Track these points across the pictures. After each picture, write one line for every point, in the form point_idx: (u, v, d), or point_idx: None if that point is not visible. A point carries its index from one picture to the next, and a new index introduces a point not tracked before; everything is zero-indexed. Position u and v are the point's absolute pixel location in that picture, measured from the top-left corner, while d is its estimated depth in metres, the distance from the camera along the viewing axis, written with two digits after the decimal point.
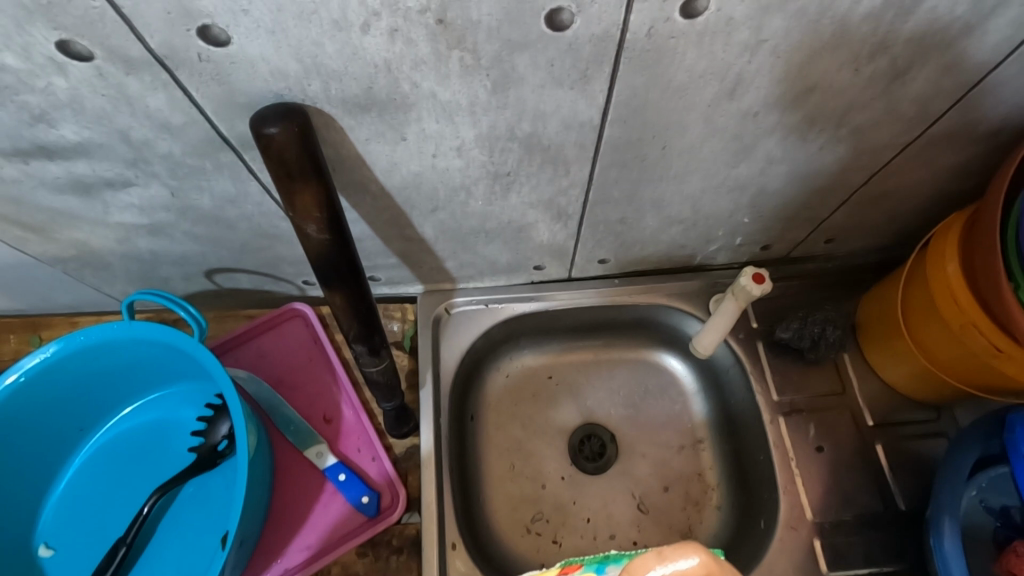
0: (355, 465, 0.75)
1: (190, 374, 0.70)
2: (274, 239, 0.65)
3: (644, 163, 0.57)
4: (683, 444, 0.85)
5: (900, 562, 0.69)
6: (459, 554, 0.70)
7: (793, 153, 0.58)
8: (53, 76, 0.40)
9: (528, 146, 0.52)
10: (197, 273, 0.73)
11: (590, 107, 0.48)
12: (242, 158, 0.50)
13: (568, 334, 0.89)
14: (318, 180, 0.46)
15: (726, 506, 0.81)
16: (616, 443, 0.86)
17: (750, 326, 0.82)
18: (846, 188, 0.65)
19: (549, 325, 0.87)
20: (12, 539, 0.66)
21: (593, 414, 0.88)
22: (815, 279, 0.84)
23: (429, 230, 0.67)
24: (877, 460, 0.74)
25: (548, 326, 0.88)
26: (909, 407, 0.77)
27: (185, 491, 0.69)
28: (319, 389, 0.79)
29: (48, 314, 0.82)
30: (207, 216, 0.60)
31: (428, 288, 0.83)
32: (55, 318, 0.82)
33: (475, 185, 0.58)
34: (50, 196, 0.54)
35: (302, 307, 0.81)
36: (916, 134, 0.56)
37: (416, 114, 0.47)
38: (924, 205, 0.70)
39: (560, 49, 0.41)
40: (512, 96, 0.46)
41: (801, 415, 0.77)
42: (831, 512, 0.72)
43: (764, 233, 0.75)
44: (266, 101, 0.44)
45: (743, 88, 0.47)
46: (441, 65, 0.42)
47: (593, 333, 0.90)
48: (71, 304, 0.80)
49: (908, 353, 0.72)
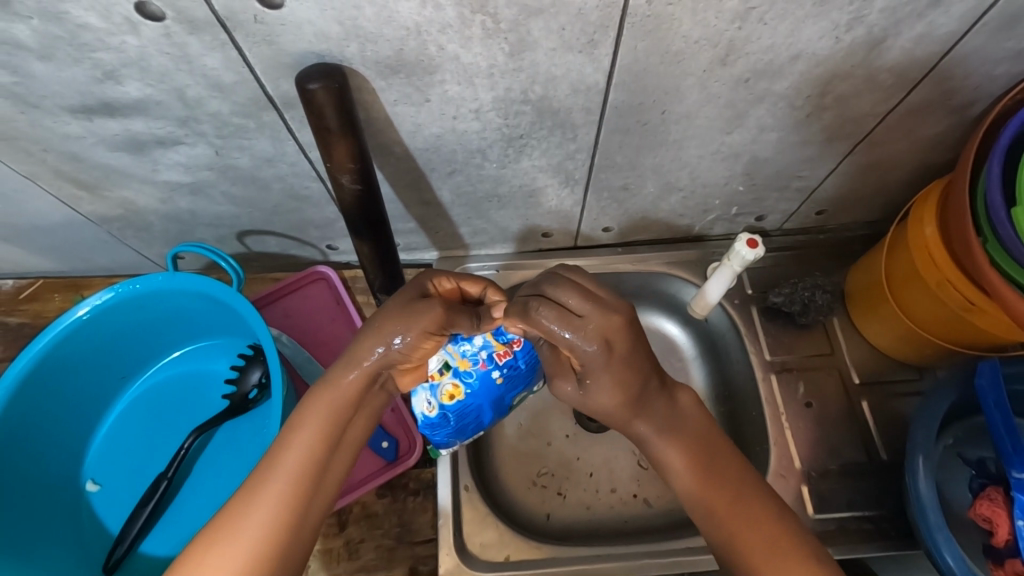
0: None
1: (225, 325, 0.76)
2: (304, 201, 0.71)
3: (645, 128, 0.62)
4: None
5: (881, 508, 0.74)
6: (471, 497, 0.76)
7: (783, 120, 0.63)
8: (126, 35, 0.46)
9: (540, 109, 0.58)
10: (230, 235, 0.78)
11: (597, 71, 0.53)
12: (282, 118, 0.56)
13: None
14: (353, 134, 0.52)
15: None
16: None
17: (745, 293, 0.87)
18: (833, 157, 0.70)
19: None
20: (63, 473, 0.72)
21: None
22: (806, 250, 0.89)
23: (446, 194, 0.73)
24: (863, 417, 0.79)
25: None
26: (893, 368, 0.82)
27: (220, 433, 0.75)
28: (341, 345, 0.84)
29: (88, 276, 0.88)
30: (245, 175, 0.65)
31: (442, 255, 0.89)
32: (96, 280, 0.88)
33: (490, 148, 0.63)
34: (106, 153, 0.60)
35: (326, 270, 0.86)
36: (896, 102, 0.61)
37: (440, 77, 0.52)
38: (907, 176, 0.75)
39: (570, 15, 0.47)
40: (526, 60, 0.51)
41: (791, 373, 0.82)
42: (818, 462, 0.77)
43: (758, 203, 0.80)
44: (309, 63, 0.50)
45: (734, 55, 0.53)
46: (465, 29, 0.47)
47: None
48: (110, 266, 0.86)
49: (891, 315, 0.77)
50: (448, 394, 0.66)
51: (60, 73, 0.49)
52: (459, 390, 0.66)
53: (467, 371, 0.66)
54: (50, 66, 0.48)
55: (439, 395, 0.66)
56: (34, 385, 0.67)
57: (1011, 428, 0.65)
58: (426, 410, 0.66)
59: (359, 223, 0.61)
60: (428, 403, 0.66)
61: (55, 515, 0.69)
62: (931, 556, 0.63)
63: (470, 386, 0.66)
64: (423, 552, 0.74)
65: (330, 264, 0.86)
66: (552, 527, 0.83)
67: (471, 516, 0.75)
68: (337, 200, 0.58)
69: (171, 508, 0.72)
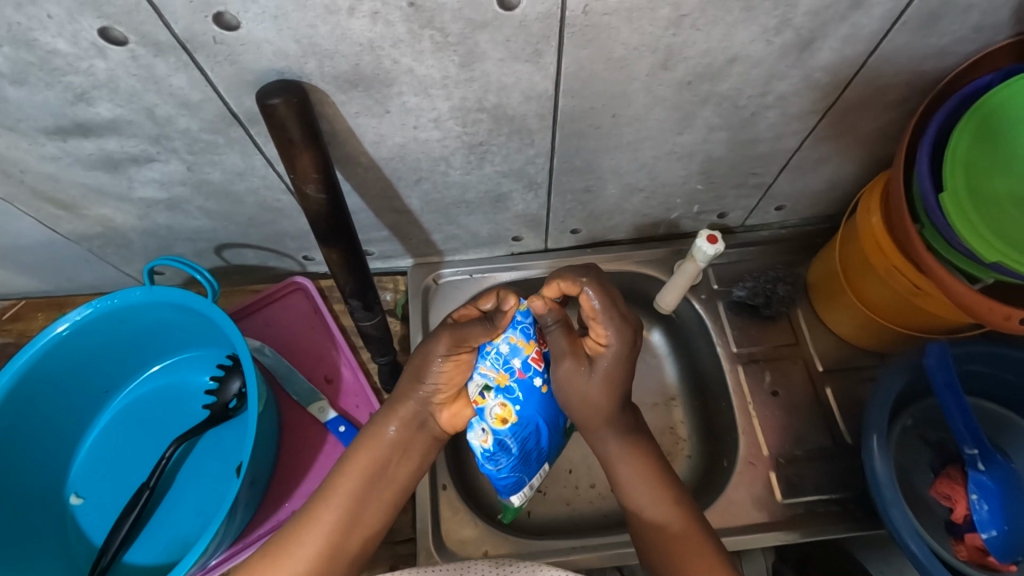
0: (353, 419, 0.83)
1: (202, 336, 0.78)
2: (278, 213, 0.73)
3: (599, 132, 0.65)
4: (657, 401, 0.92)
5: (847, 490, 0.76)
6: (449, 495, 0.78)
7: (729, 120, 0.66)
8: (95, 59, 0.48)
9: (496, 117, 0.61)
10: (207, 249, 0.81)
11: (545, 78, 0.56)
12: (249, 133, 0.59)
13: None
14: (316, 145, 0.55)
15: (696, 454, 0.88)
16: None
17: (711, 288, 0.90)
18: (783, 153, 0.73)
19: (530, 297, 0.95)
20: (47, 488, 0.73)
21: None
22: (769, 244, 0.92)
23: (415, 201, 0.75)
24: (828, 403, 0.82)
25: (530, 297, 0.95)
26: (855, 356, 0.85)
27: (201, 443, 0.76)
28: (320, 353, 0.87)
29: (72, 294, 0.90)
30: (218, 189, 0.68)
31: (418, 262, 0.92)
32: (79, 298, 0.90)
33: (453, 155, 0.66)
34: (82, 172, 0.63)
35: (303, 282, 0.88)
36: (834, 99, 0.64)
37: (397, 89, 0.55)
38: (857, 170, 0.79)
39: (513, 27, 0.50)
40: (477, 70, 0.54)
41: (757, 364, 0.85)
42: (785, 448, 0.79)
43: (718, 201, 0.83)
44: (271, 79, 0.52)
45: (674, 59, 0.56)
46: (415, 43, 0.50)
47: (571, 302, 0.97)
48: (92, 285, 0.88)
49: (849, 304, 0.80)
50: (499, 417, 0.65)
51: (34, 97, 0.52)
52: (509, 411, 0.65)
53: (508, 388, 0.66)
54: (23, 90, 0.51)
55: (490, 420, 0.65)
56: (16, 401, 0.68)
57: (962, 406, 0.68)
58: (481, 442, 0.66)
59: (327, 232, 0.63)
60: (482, 433, 0.66)
61: (39, 529, 0.71)
62: (891, 533, 0.65)
63: (517, 403, 0.66)
64: (404, 551, 0.78)
65: (309, 273, 0.89)
66: (533, 523, 0.85)
67: (449, 513, 0.76)
68: (303, 209, 0.61)
69: (155, 518, 0.73)
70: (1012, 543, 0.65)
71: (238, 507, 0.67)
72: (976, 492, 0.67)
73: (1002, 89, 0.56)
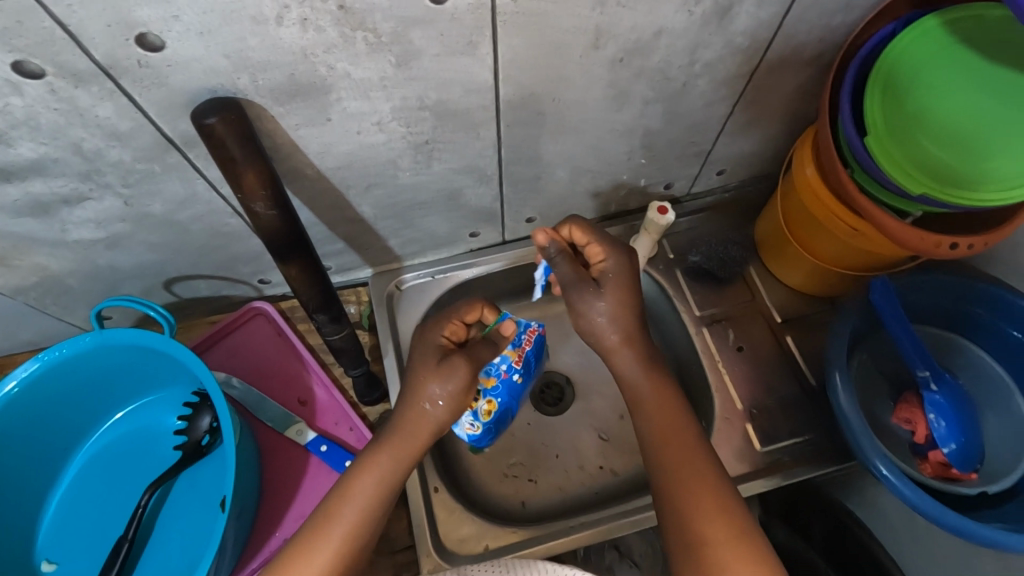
0: (335, 437, 0.82)
1: (163, 375, 0.74)
2: (227, 237, 0.71)
3: (541, 118, 0.67)
4: None
5: (818, 430, 0.81)
6: (442, 497, 0.77)
7: (663, 92, 0.69)
8: (10, 96, 0.46)
9: (439, 113, 0.61)
10: (156, 285, 0.78)
11: (483, 70, 0.57)
12: (188, 157, 0.57)
13: (513, 297, 0.98)
14: (260, 161, 0.54)
15: None
16: (572, 386, 0.95)
17: (667, 259, 0.93)
18: (717, 119, 0.77)
19: (494, 290, 0.96)
20: (14, 557, 0.69)
21: (552, 362, 0.96)
22: (715, 209, 0.96)
23: (368, 208, 0.75)
24: (790, 351, 0.86)
25: (494, 291, 0.96)
26: (808, 303, 0.89)
27: (178, 484, 0.73)
28: (289, 376, 0.85)
29: (13, 353, 0.85)
30: (161, 221, 0.65)
31: (378, 271, 0.91)
32: (21, 356, 0.85)
33: (401, 157, 0.66)
34: (10, 220, 0.59)
35: (263, 305, 0.85)
36: (756, 62, 0.68)
37: (336, 95, 0.55)
38: (787, 128, 0.83)
39: (446, 21, 0.50)
40: (415, 68, 0.54)
41: (720, 324, 0.88)
42: (757, 400, 0.83)
43: (663, 173, 0.86)
44: (204, 99, 0.51)
45: (604, 38, 0.58)
46: (350, 47, 0.50)
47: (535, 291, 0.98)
48: (34, 340, 0.83)
49: (796, 256, 0.84)
50: (486, 412, 0.77)
51: None
52: (493, 404, 0.77)
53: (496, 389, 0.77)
54: None
55: (479, 415, 0.77)
56: None
57: (910, 336, 0.72)
58: (467, 429, 0.78)
59: (283, 248, 0.62)
60: (472, 425, 0.77)
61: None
62: (866, 464, 0.69)
63: (498, 396, 0.78)
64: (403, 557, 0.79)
65: (267, 297, 0.86)
66: (528, 513, 0.86)
67: (445, 514, 0.76)
68: (255, 228, 0.60)
69: (137, 570, 0.70)
70: (967, 451, 0.71)
71: (227, 542, 0.65)
72: (932, 412, 0.73)
73: (914, 27, 0.61)
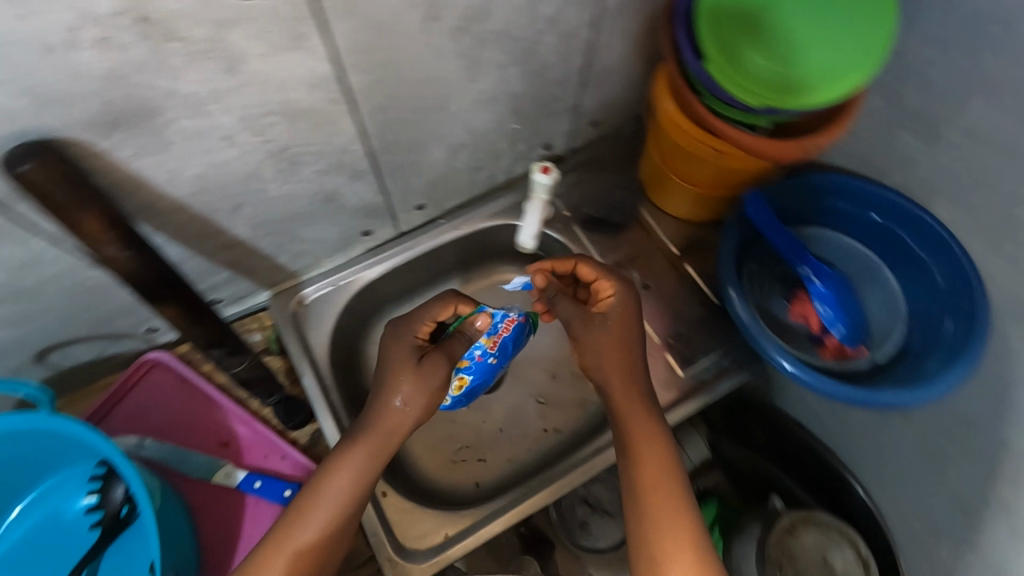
0: (268, 470, 0.79)
1: (58, 456, 0.68)
2: (94, 292, 0.66)
3: (397, 98, 0.65)
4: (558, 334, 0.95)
5: (726, 345, 0.86)
6: (392, 498, 0.76)
7: (512, 53, 0.69)
8: None
9: (289, 115, 0.59)
10: (26, 360, 0.70)
11: (320, 61, 0.55)
12: (14, 212, 0.51)
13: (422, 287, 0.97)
14: (97, 203, 0.50)
15: None
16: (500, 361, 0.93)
17: (563, 216, 0.95)
18: (574, 72, 0.79)
19: (403, 284, 0.94)
20: None
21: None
22: (597, 157, 0.98)
23: (245, 230, 0.74)
24: (689, 277, 0.91)
25: (403, 285, 0.94)
26: (699, 231, 0.94)
27: (103, 564, 0.68)
28: (204, 422, 0.80)
29: None
30: (7, 292, 0.59)
31: (273, 292, 0.88)
32: None
33: (262, 168, 0.63)
34: None
35: (157, 355, 0.78)
36: (597, 10, 0.69)
37: (164, 116, 0.51)
38: (645, 67, 0.86)
39: (264, 17, 0.48)
40: (246, 72, 0.51)
41: (624, 267, 0.92)
42: (671, 329, 0.87)
43: (540, 133, 0.88)
44: (13, 143, 0.46)
45: (440, 9, 0.57)
46: (164, 62, 0.47)
47: (445, 275, 0.97)
48: None
49: (677, 187, 0.88)
50: (458, 387, 0.81)
51: None
52: (464, 380, 0.80)
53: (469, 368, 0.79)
54: None
55: (450, 390, 0.81)
56: None
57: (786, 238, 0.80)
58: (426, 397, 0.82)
59: (157, 287, 0.59)
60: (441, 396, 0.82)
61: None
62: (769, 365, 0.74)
63: (469, 373, 0.80)
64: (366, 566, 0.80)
65: (158, 345, 0.80)
66: (484, 492, 0.87)
67: (401, 513, 0.76)
68: (115, 273, 0.56)
69: None
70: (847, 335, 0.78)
71: None
72: (819, 302, 0.80)
73: None
